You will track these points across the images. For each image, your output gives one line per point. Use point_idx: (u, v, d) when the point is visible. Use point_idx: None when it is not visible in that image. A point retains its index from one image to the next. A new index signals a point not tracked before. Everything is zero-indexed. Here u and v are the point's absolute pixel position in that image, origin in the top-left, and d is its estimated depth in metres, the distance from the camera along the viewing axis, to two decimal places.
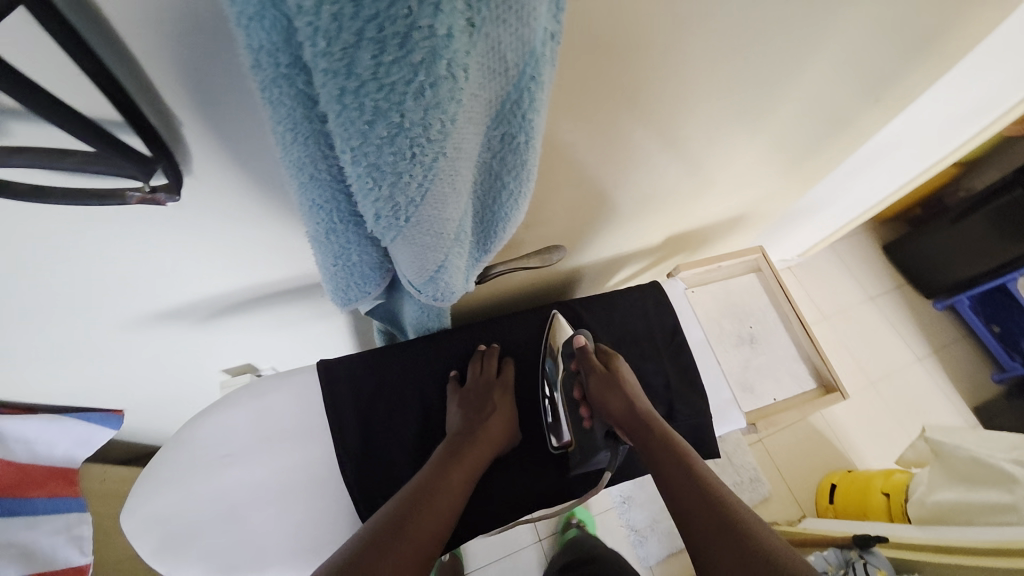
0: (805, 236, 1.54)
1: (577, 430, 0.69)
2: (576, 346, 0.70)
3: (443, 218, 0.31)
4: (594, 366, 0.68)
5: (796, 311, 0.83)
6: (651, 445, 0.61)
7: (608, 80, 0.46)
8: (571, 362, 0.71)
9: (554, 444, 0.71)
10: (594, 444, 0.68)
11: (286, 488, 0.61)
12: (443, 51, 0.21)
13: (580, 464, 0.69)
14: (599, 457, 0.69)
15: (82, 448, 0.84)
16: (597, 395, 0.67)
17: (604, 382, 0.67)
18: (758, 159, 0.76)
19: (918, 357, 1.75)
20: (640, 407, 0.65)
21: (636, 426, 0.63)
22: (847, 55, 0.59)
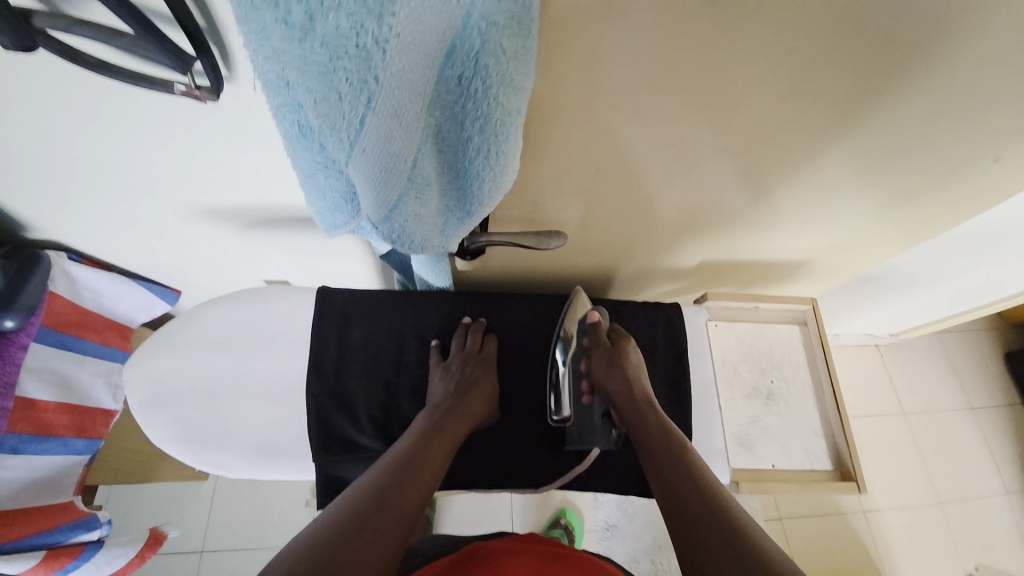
0: (902, 313, 1.33)
1: (577, 405, 0.71)
2: (590, 322, 0.70)
3: (389, 152, 0.30)
4: (601, 342, 0.69)
5: (833, 379, 0.73)
6: (655, 448, 0.59)
7: (634, 78, 0.41)
8: (583, 338, 0.71)
9: (553, 416, 0.71)
10: (590, 423, 0.70)
11: (259, 386, 0.67)
12: None
13: (574, 440, 0.70)
14: (594, 435, 0.70)
15: (141, 312, 1.00)
16: (598, 372, 0.68)
17: (608, 360, 0.68)
18: (836, 199, 0.66)
19: (1006, 488, 1.46)
20: (639, 393, 0.65)
21: (629, 411, 0.64)
22: (974, 92, 0.49)
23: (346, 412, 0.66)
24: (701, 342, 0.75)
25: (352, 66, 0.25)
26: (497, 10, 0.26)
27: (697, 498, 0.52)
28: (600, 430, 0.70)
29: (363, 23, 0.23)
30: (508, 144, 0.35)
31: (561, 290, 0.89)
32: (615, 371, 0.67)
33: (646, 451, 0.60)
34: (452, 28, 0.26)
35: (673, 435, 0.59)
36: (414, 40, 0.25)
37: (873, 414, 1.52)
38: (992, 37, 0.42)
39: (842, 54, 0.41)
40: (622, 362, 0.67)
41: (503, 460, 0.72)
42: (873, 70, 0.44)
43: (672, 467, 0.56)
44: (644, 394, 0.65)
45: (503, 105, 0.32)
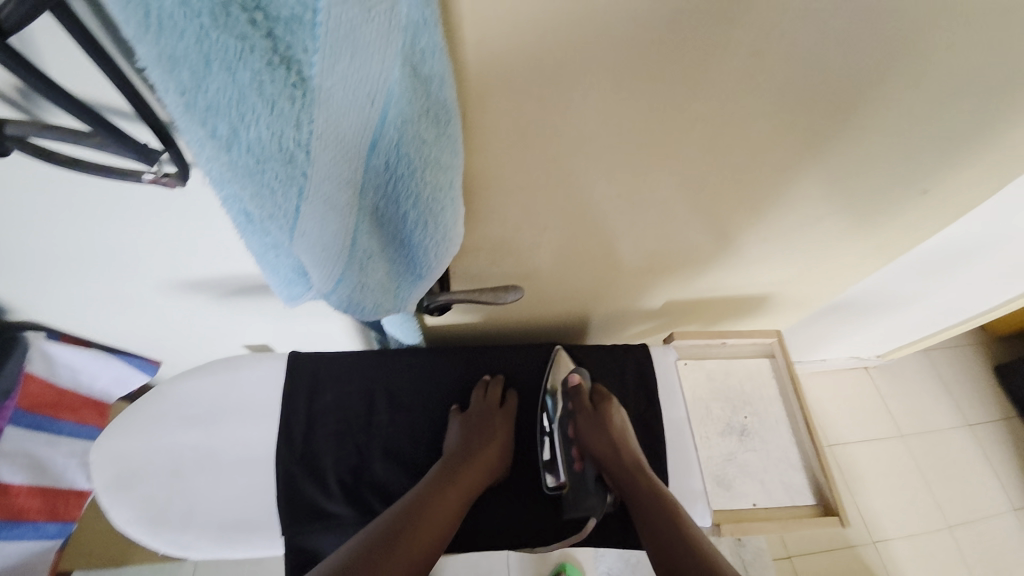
0: (884, 335, 1.34)
1: (569, 472, 0.71)
2: (572, 386, 0.74)
3: (325, 232, 0.33)
4: (583, 405, 0.72)
5: (804, 411, 0.76)
6: (644, 505, 0.61)
7: (556, 145, 0.44)
8: (567, 401, 0.74)
9: (549, 484, 0.70)
10: (585, 488, 0.70)
11: (224, 458, 0.67)
12: (264, 86, 0.24)
13: (572, 509, 0.69)
14: (591, 502, 0.69)
15: (119, 386, 0.98)
16: (584, 435, 0.71)
17: (592, 422, 0.71)
18: (790, 242, 0.69)
19: (1015, 508, 1.42)
20: (625, 455, 0.68)
21: (619, 475, 0.66)
22: (904, 141, 0.51)
23: (315, 479, 0.66)
24: (671, 381, 0.78)
25: (278, 167, 0.27)
26: (408, 110, 0.29)
27: (685, 554, 0.53)
28: (595, 495, 0.70)
29: (282, 133, 0.26)
30: (442, 212, 0.38)
31: (538, 337, 0.90)
32: (600, 433, 0.70)
33: (636, 506, 0.61)
34: (370, 127, 0.29)
35: (661, 493, 0.61)
36: (335, 139, 0.28)
37: (871, 439, 1.49)
38: (885, 101, 0.44)
39: (768, 112, 0.43)
40: (606, 424, 0.70)
41: (479, 523, 0.69)
42: (807, 123, 0.46)
43: (659, 520, 0.57)
44: (631, 454, 0.67)
45: (431, 184, 0.35)
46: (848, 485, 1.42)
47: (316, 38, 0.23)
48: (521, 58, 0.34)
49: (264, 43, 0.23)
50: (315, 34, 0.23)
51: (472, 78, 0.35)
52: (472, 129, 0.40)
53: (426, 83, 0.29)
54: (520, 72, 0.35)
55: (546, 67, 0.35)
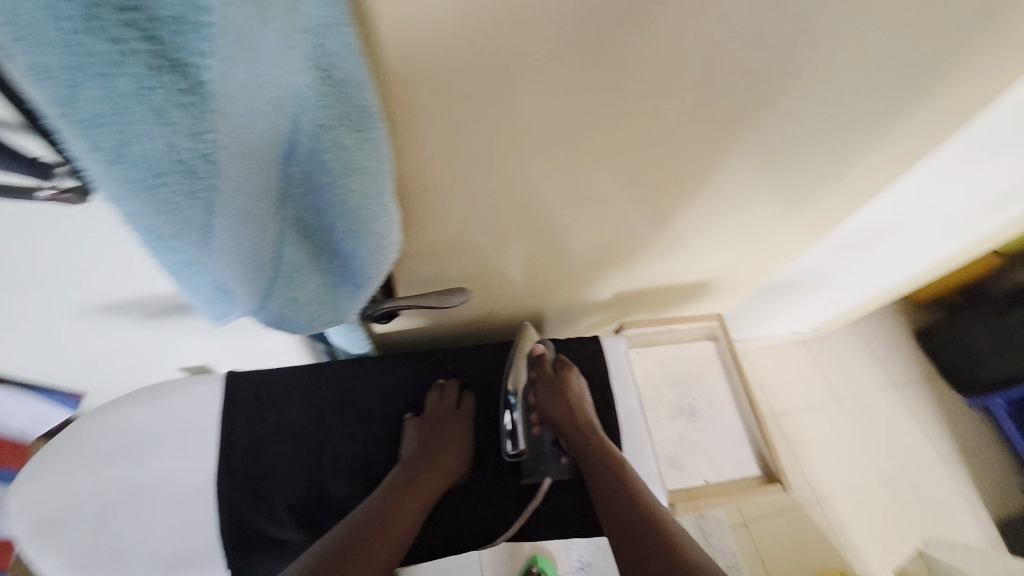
0: (819, 309, 1.44)
1: (529, 437, 0.72)
2: (536, 355, 0.77)
3: (244, 247, 0.31)
4: (546, 374, 0.75)
5: (746, 388, 0.83)
6: (602, 474, 0.63)
7: (485, 144, 0.43)
8: (530, 370, 0.76)
9: (509, 450, 0.71)
10: (542, 452, 0.71)
11: (157, 494, 0.64)
12: (149, 92, 0.22)
13: (529, 474, 0.71)
14: (547, 467, 0.71)
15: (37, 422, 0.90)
16: (544, 402, 0.73)
17: (553, 391, 0.73)
18: (726, 230, 0.73)
19: (940, 458, 1.56)
20: (583, 422, 0.71)
21: (575, 438, 0.69)
22: (824, 125, 0.54)
23: (261, 506, 0.64)
24: (624, 371, 0.81)
25: (179, 183, 0.25)
26: (324, 116, 0.28)
27: (641, 523, 0.56)
28: (551, 460, 0.71)
29: (178, 144, 0.24)
30: (375, 218, 0.36)
31: (495, 336, 0.90)
32: (559, 402, 0.72)
33: (593, 475, 0.64)
34: (282, 134, 0.27)
35: (613, 455, 0.65)
36: (243, 148, 0.26)
37: (811, 407, 1.60)
38: (796, 92, 0.47)
39: (706, 98, 0.45)
40: (566, 392, 0.73)
41: (441, 530, 0.68)
42: (742, 107, 0.47)
43: (616, 491, 0.60)
44: (587, 420, 0.70)
45: (358, 192, 0.33)
46: (795, 450, 1.52)
47: (207, 41, 0.21)
48: (441, 60, 0.34)
49: (145, 47, 0.21)
50: (205, 36, 0.21)
51: (393, 79, 0.34)
52: (399, 132, 0.39)
53: (341, 87, 0.28)
54: (443, 74, 0.35)
55: (468, 67, 0.35)
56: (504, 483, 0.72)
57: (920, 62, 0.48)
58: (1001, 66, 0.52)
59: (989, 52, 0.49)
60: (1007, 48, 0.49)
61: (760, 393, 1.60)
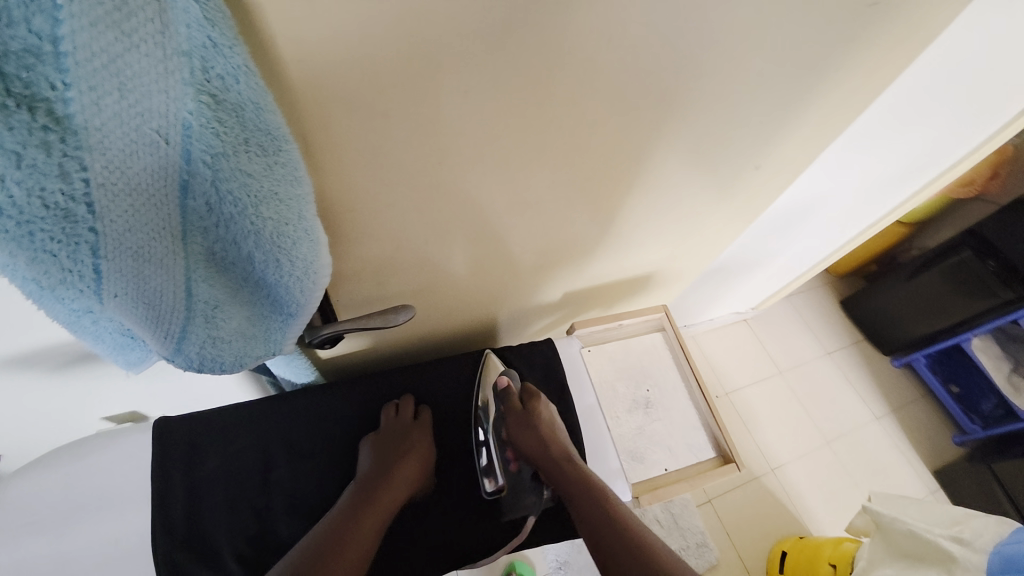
0: (756, 290, 1.53)
1: (506, 473, 0.73)
2: (501, 388, 0.77)
3: (144, 287, 0.28)
4: (514, 406, 0.75)
5: (696, 374, 0.89)
6: (580, 500, 0.64)
7: (414, 158, 0.42)
8: (499, 403, 0.77)
9: (487, 488, 0.71)
10: (522, 486, 0.73)
11: (90, 560, 0.59)
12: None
13: (510, 510, 0.71)
14: (528, 501, 0.71)
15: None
16: (516, 437, 0.74)
17: (523, 423, 0.74)
18: (663, 228, 0.77)
19: (876, 416, 1.69)
20: (555, 450, 0.71)
21: (551, 470, 0.69)
22: (739, 117, 0.57)
23: (209, 561, 0.60)
24: (579, 369, 0.84)
25: (51, 226, 0.22)
26: (217, 142, 0.25)
27: (620, 544, 0.57)
28: (533, 493, 0.73)
29: (44, 186, 0.21)
30: (297, 245, 0.34)
31: (449, 348, 0.89)
32: (530, 434, 0.73)
33: (571, 502, 0.64)
34: (172, 166, 0.25)
35: (590, 479, 0.66)
36: (126, 184, 0.23)
37: (759, 380, 1.70)
38: (708, 89, 0.50)
39: (632, 91, 0.45)
40: (536, 422, 0.74)
41: (411, 551, 0.67)
42: (664, 100, 0.48)
43: (595, 514, 0.61)
44: (561, 448, 0.71)
45: (271, 219, 0.31)
46: (747, 424, 1.60)
47: (64, 72, 0.19)
48: (352, 75, 0.32)
49: None
50: (61, 67, 0.18)
51: (303, 97, 0.32)
52: (317, 151, 0.37)
53: (235, 110, 0.26)
54: (358, 90, 0.33)
55: (388, 66, 0.33)
56: (473, 496, 0.71)
57: (815, 54, 0.52)
58: (885, 55, 0.57)
59: (872, 42, 0.54)
60: (887, 38, 0.54)
61: (711, 373, 1.68)
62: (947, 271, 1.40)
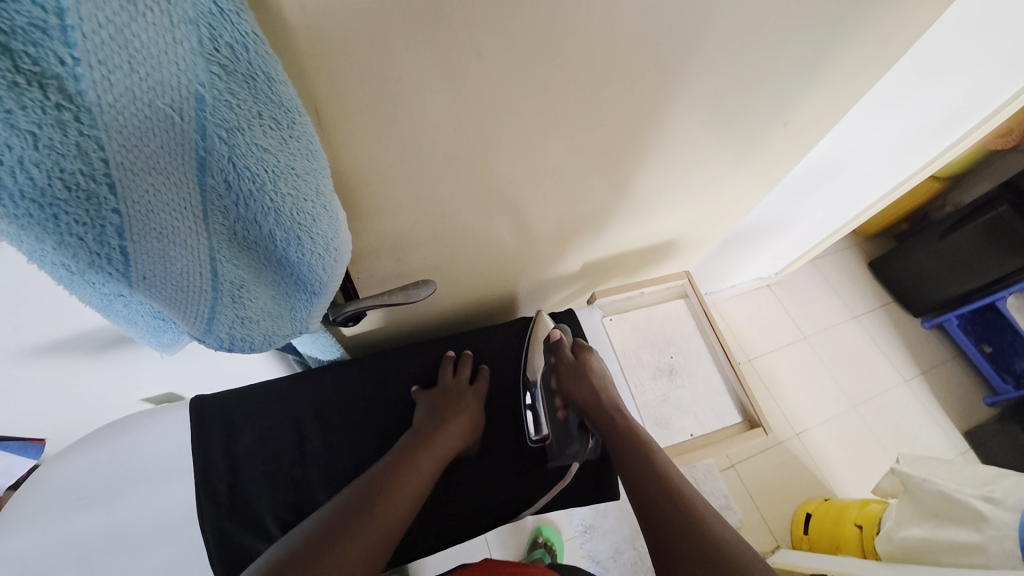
0: (779, 254, 1.48)
1: (553, 420, 0.75)
2: (552, 340, 0.79)
3: (172, 269, 0.28)
4: (565, 356, 0.78)
5: (720, 340, 0.89)
6: (622, 447, 0.66)
7: (434, 127, 0.41)
8: (550, 355, 0.80)
9: (532, 437, 0.75)
10: (569, 434, 0.74)
11: (138, 533, 0.63)
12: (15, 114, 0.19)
13: (555, 456, 0.73)
14: (573, 448, 0.73)
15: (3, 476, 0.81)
16: (567, 386, 0.77)
17: (575, 374, 0.76)
18: (685, 194, 0.75)
19: (905, 378, 1.65)
20: (605, 399, 0.73)
21: (600, 417, 0.71)
22: (768, 69, 0.53)
23: (252, 528, 0.63)
24: (601, 335, 0.90)
25: (76, 208, 0.22)
26: (232, 115, 0.24)
27: (660, 493, 0.58)
28: (579, 440, 0.74)
29: (65, 167, 0.21)
30: (316, 221, 0.34)
31: (471, 322, 0.90)
32: (581, 383, 0.76)
33: (615, 446, 0.67)
34: (189, 143, 0.24)
35: (635, 430, 0.67)
36: (144, 163, 0.23)
37: (782, 346, 1.67)
38: (734, 44, 0.47)
39: (656, 44, 0.42)
40: (586, 372, 0.76)
41: (444, 517, 0.70)
42: (689, 54, 0.45)
43: (637, 462, 0.63)
44: (610, 400, 0.73)
45: (290, 196, 0.31)
46: (770, 390, 1.59)
47: (71, 47, 0.18)
48: (362, 39, 0.31)
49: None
50: (68, 42, 0.18)
51: (312, 66, 0.31)
52: (332, 125, 0.36)
53: (247, 81, 0.25)
54: (368, 54, 0.32)
55: (409, 28, 0.31)
56: (499, 467, 0.74)
57: None
58: None
59: None
60: None
61: (732, 340, 1.66)
62: (982, 228, 1.33)
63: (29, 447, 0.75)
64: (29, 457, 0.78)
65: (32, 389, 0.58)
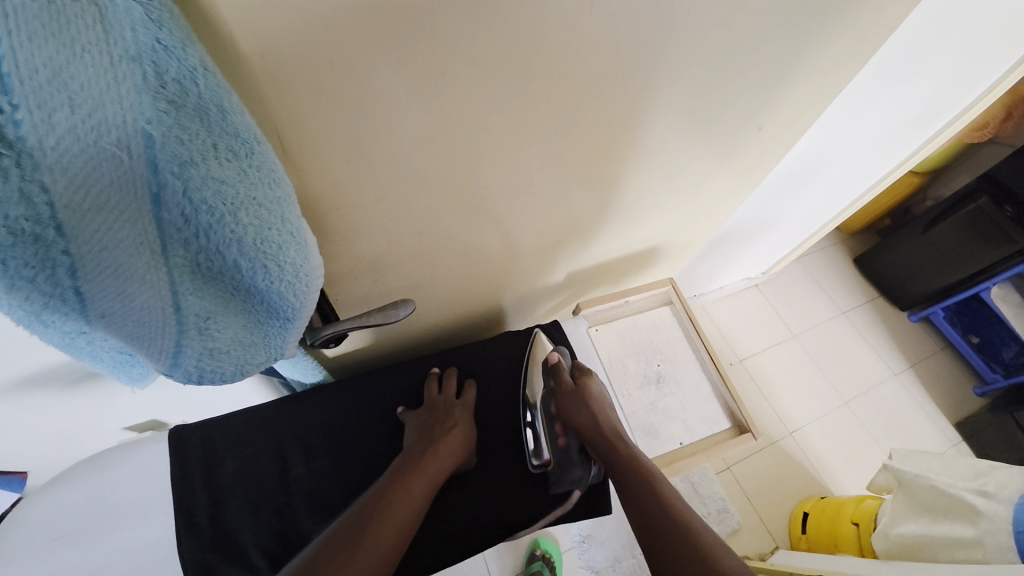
0: (764, 253, 1.49)
1: (554, 446, 0.76)
2: (551, 363, 0.80)
3: (132, 305, 0.27)
4: (565, 381, 0.78)
5: (707, 345, 0.90)
6: (620, 468, 0.66)
7: (404, 147, 0.41)
8: (548, 379, 0.80)
9: (534, 462, 0.74)
10: (570, 460, 0.76)
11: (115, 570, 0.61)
12: None
13: (558, 483, 0.74)
14: (575, 473, 0.75)
15: None
16: (567, 411, 0.77)
17: (574, 400, 0.77)
18: (666, 201, 0.75)
19: (894, 372, 1.67)
20: (605, 424, 0.73)
21: (601, 444, 0.71)
22: (739, 73, 0.54)
23: (235, 560, 0.61)
24: (587, 346, 0.91)
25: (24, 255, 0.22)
26: (183, 149, 0.24)
27: (660, 516, 0.58)
28: (580, 466, 0.76)
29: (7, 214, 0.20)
30: (282, 249, 0.33)
31: (458, 337, 0.89)
32: (581, 410, 0.75)
33: (613, 468, 0.67)
34: (139, 177, 0.24)
35: (637, 459, 0.66)
36: (93, 201, 0.23)
37: (772, 345, 1.68)
38: (703, 52, 0.48)
39: (625, 55, 0.43)
40: (585, 397, 0.76)
41: (436, 537, 0.69)
42: (658, 64, 0.46)
43: (634, 482, 0.63)
44: (609, 425, 0.73)
45: (253, 225, 0.30)
46: (763, 389, 1.59)
47: (8, 93, 0.18)
48: (322, 62, 0.30)
49: None
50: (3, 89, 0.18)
51: (275, 91, 0.31)
52: (301, 150, 0.36)
53: (198, 114, 0.24)
54: (332, 77, 0.32)
55: (371, 48, 0.31)
56: (491, 483, 0.73)
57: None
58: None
59: None
60: None
61: (723, 342, 1.66)
62: (964, 220, 1.35)
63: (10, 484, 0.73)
64: (10, 493, 0.75)
65: (8, 427, 0.56)
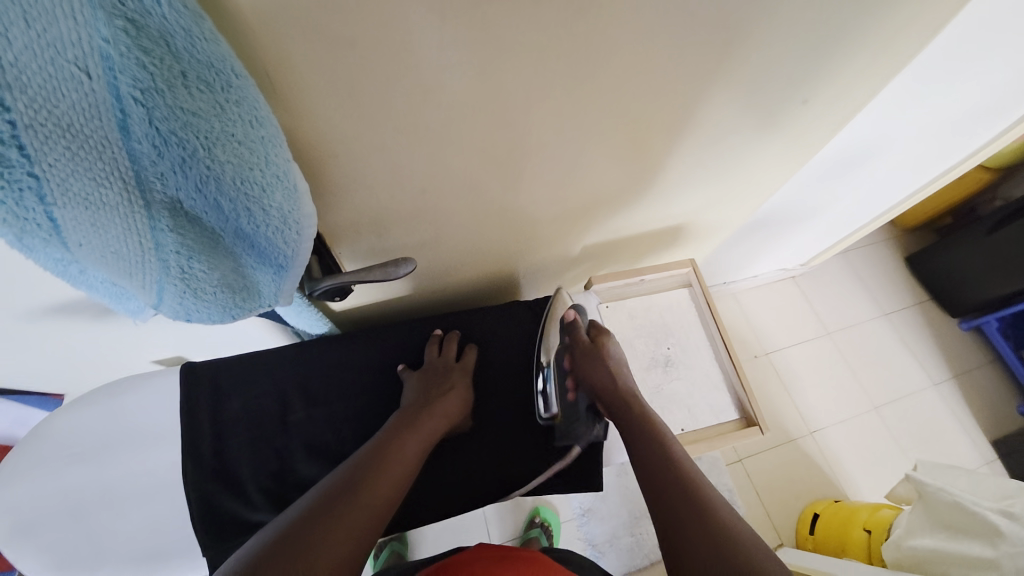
0: (805, 244, 1.40)
1: (563, 401, 0.75)
2: (568, 321, 0.78)
3: (111, 238, 0.27)
4: (581, 339, 0.76)
5: (722, 333, 0.86)
6: (630, 423, 0.65)
7: (401, 97, 0.39)
8: (565, 335, 0.79)
9: (543, 414, 0.75)
10: (576, 416, 0.75)
11: (127, 490, 0.66)
12: None
13: (562, 436, 0.75)
14: (580, 429, 0.76)
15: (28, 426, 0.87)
16: (583, 368, 0.74)
17: (590, 357, 0.74)
18: (693, 177, 0.70)
19: (934, 381, 1.56)
20: (622, 383, 0.70)
21: (614, 402, 0.68)
22: (781, 41, 0.49)
23: (235, 492, 0.65)
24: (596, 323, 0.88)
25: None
26: (145, 75, 0.24)
27: (665, 473, 0.56)
28: (586, 423, 0.76)
29: None
30: (267, 190, 0.33)
31: (465, 302, 0.89)
32: (597, 367, 0.73)
33: (623, 424, 0.66)
34: (104, 104, 0.23)
35: (651, 420, 0.64)
36: (58, 126, 0.21)
37: (801, 341, 1.60)
38: (742, 11, 0.43)
39: (648, 9, 0.39)
40: (602, 357, 0.74)
41: (427, 496, 0.70)
42: (687, 21, 0.42)
43: (643, 441, 0.61)
44: (625, 386, 0.70)
45: (230, 163, 0.30)
46: (785, 385, 1.53)
47: None
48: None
49: None
50: None
51: (257, 24, 0.29)
52: (290, 90, 0.35)
53: (162, 38, 0.24)
54: (319, 13, 0.30)
55: None
56: (484, 449, 0.73)
57: None
58: None
59: None
60: None
61: (749, 333, 1.60)
62: None
63: (48, 402, 0.80)
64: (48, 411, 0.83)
65: (35, 352, 0.60)
